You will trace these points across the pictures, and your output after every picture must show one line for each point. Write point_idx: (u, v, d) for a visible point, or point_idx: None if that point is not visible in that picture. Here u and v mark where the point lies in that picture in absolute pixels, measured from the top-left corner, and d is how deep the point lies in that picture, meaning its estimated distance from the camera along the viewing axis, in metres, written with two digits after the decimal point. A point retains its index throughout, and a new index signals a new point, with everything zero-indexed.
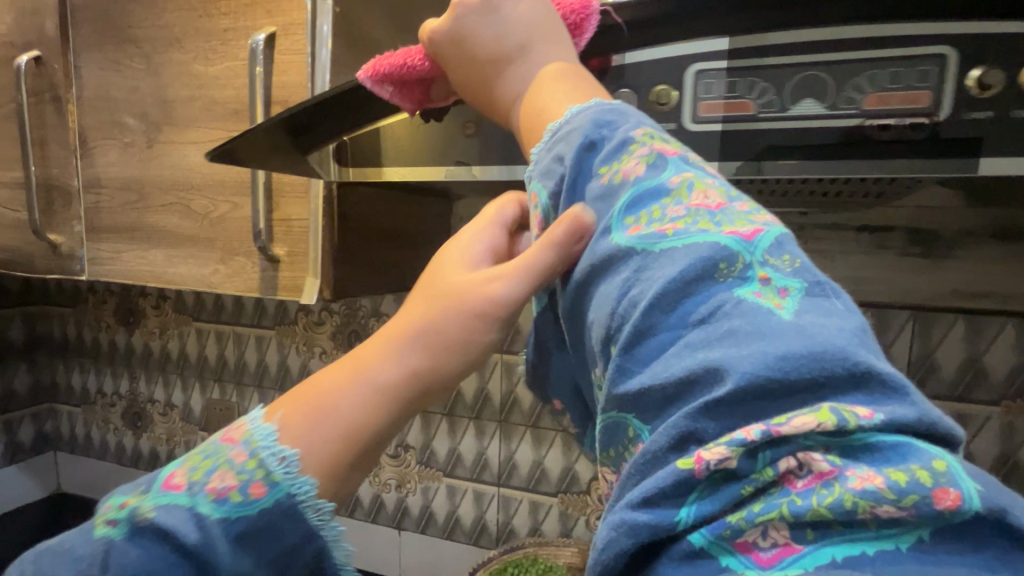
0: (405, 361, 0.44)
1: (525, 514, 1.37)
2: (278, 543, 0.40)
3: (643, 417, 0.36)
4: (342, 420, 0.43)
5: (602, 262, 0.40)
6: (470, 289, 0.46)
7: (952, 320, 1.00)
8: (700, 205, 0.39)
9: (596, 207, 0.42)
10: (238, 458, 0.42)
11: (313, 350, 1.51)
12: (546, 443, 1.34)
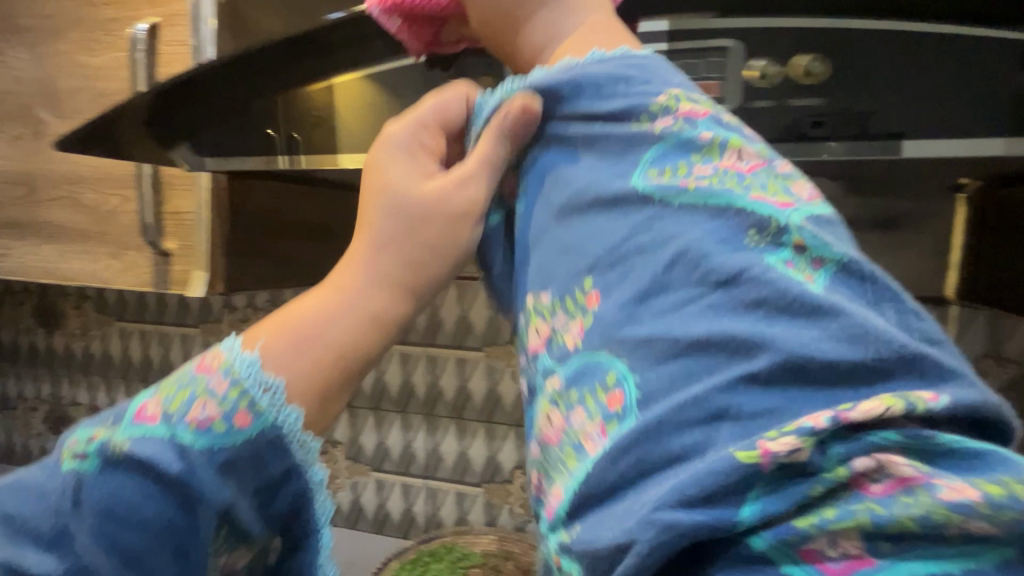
0: (393, 269, 0.35)
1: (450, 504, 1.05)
2: (260, 477, 0.31)
3: (630, 361, 0.30)
4: (329, 339, 0.33)
5: (601, 200, 0.32)
6: (441, 195, 0.36)
7: None
8: (731, 167, 0.31)
9: (602, 145, 0.34)
10: (217, 387, 0.31)
11: None
12: (469, 434, 1.03)
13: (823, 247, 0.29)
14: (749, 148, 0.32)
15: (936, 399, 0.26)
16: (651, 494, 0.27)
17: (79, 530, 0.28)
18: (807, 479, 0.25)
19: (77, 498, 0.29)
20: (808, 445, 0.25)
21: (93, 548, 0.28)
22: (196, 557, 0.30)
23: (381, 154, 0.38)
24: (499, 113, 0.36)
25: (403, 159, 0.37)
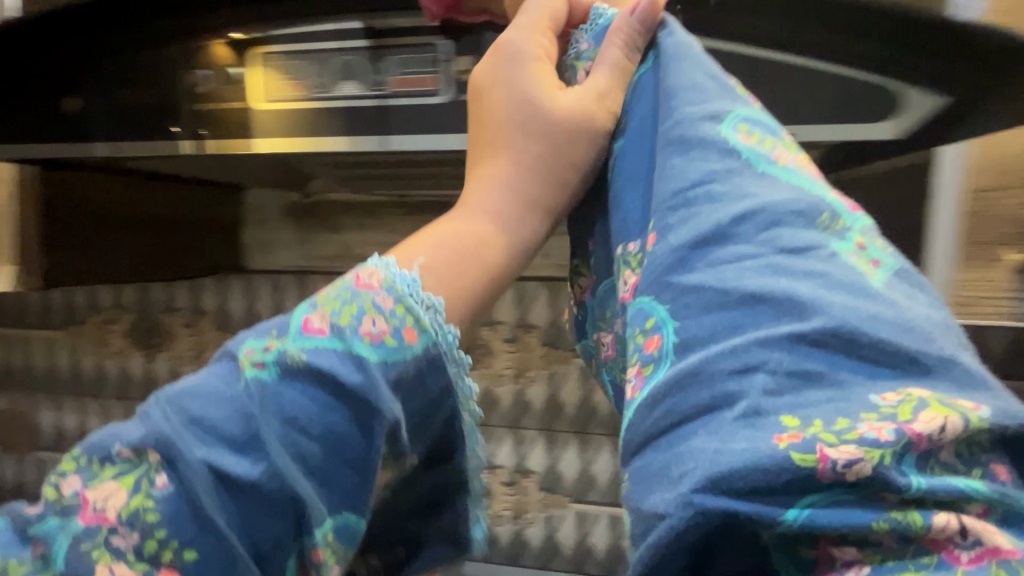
0: (529, 189, 0.35)
1: None
2: (418, 398, 0.30)
3: (671, 307, 0.27)
4: (471, 249, 0.33)
5: (690, 139, 0.31)
6: (580, 113, 0.35)
7: None
8: (804, 165, 0.32)
9: (689, 86, 0.33)
10: (382, 303, 0.29)
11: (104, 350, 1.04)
12: None
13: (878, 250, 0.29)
14: (808, 159, 0.33)
15: (981, 408, 0.23)
16: (692, 458, 0.23)
17: (267, 432, 0.26)
18: (871, 506, 0.21)
19: (264, 402, 0.27)
20: (874, 459, 0.21)
21: (280, 456, 0.26)
22: (372, 481, 0.28)
23: (496, 74, 0.38)
24: (625, 11, 0.36)
25: (522, 82, 0.37)
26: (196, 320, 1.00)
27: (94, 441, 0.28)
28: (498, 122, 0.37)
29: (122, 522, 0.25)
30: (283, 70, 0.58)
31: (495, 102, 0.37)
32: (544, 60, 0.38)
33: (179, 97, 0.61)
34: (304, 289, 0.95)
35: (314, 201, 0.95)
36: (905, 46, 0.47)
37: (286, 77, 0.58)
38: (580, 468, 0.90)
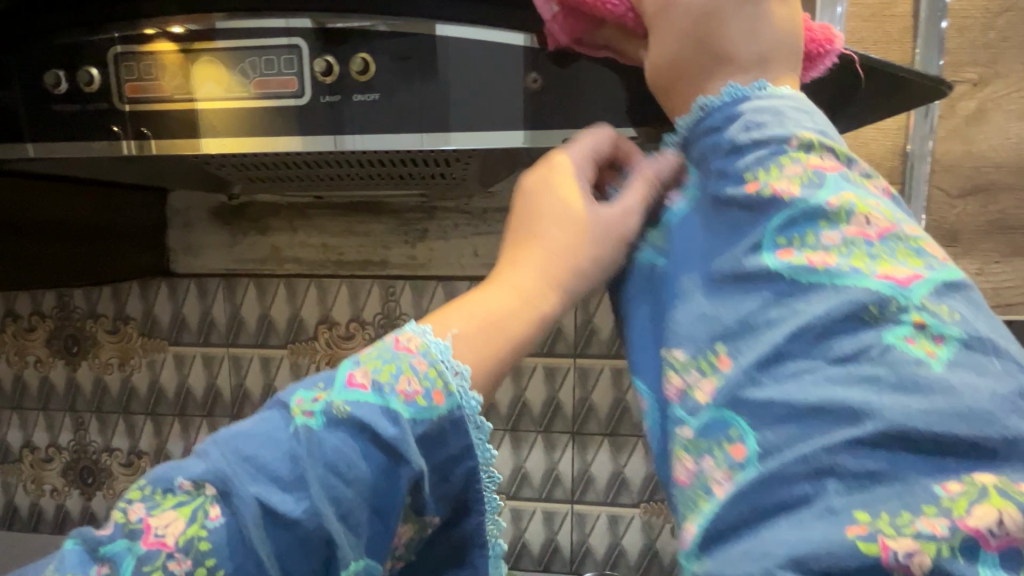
0: (563, 276, 0.38)
1: None
2: (444, 453, 0.33)
3: (750, 419, 0.31)
4: (508, 322, 0.36)
5: (735, 273, 0.33)
6: (614, 221, 0.39)
7: None
8: (858, 242, 0.31)
9: (728, 212, 0.35)
10: (418, 365, 0.33)
11: (23, 360, 1.00)
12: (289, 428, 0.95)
13: (942, 325, 0.29)
14: (869, 216, 0.32)
15: None
16: (773, 542, 0.28)
17: (312, 477, 0.30)
18: None
19: (309, 447, 0.30)
20: (929, 551, 0.26)
21: (319, 498, 0.30)
22: (392, 525, 0.32)
23: (547, 171, 0.41)
24: (652, 163, 0.41)
25: (565, 180, 0.40)
26: (122, 328, 0.96)
27: (156, 472, 0.30)
28: (540, 209, 0.40)
29: (178, 548, 0.28)
30: (129, 72, 0.50)
31: (536, 193, 0.40)
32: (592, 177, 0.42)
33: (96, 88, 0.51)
34: (233, 291, 0.94)
35: (242, 204, 0.93)
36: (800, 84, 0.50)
37: (134, 79, 0.50)
38: (514, 466, 0.91)
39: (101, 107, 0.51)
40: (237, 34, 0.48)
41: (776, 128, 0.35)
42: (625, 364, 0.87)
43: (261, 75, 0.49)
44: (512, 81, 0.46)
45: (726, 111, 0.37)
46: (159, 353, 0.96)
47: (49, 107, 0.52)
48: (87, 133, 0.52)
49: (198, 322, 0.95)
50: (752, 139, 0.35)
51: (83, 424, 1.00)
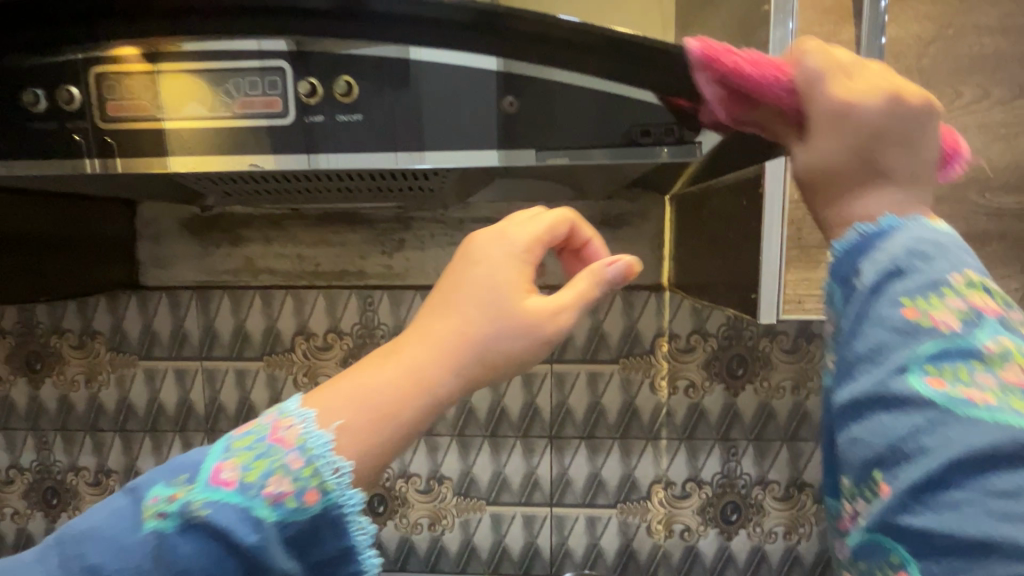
0: (472, 365, 0.35)
1: None
2: (321, 551, 0.31)
3: (911, 546, 0.28)
4: (401, 414, 0.33)
5: (885, 397, 0.30)
6: (543, 315, 0.36)
7: (678, 302, 0.87)
8: (1015, 383, 0.29)
9: (876, 334, 0.31)
10: (293, 464, 0.31)
11: None
12: None
13: None
14: None
15: None
16: None
17: None
18: None
19: (158, 554, 0.29)
20: None
21: None
22: None
23: (489, 241, 0.38)
24: (604, 261, 0.40)
25: (502, 258, 0.37)
26: (88, 342, 0.94)
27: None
28: (465, 281, 0.36)
29: None
30: (110, 91, 0.50)
31: (469, 261, 0.38)
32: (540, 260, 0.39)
33: (75, 106, 0.50)
34: (205, 304, 0.92)
35: (215, 215, 0.92)
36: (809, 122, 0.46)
37: (116, 98, 0.50)
38: (493, 471, 0.93)
39: (82, 125, 0.51)
40: (214, 55, 0.49)
41: (937, 260, 0.32)
42: (600, 368, 0.89)
43: (245, 95, 0.49)
44: (487, 103, 0.48)
45: (879, 233, 0.34)
46: (129, 368, 0.94)
47: (27, 125, 0.51)
48: (69, 150, 0.52)
49: (170, 336, 0.93)
50: (906, 265, 0.32)
51: (47, 442, 0.96)
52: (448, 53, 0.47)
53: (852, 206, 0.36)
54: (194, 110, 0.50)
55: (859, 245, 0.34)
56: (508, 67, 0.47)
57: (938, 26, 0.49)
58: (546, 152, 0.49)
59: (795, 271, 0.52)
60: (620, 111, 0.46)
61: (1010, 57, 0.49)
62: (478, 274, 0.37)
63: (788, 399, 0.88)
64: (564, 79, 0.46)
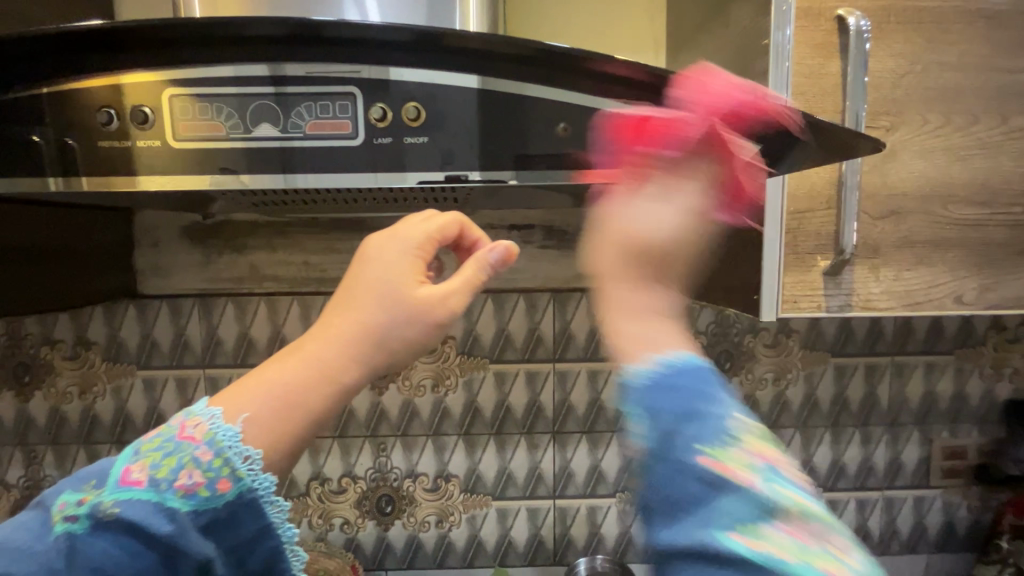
0: (369, 355, 0.42)
1: None
2: (239, 534, 0.37)
3: None
4: (305, 399, 0.39)
5: (714, 556, 0.31)
6: (431, 302, 0.44)
7: None
8: (800, 537, 0.32)
9: (687, 485, 0.33)
10: (202, 456, 0.37)
11: None
12: None
13: None
14: (801, 525, 0.32)
15: None
16: None
17: None
18: None
19: (72, 550, 0.34)
20: None
21: None
22: None
23: (381, 243, 0.46)
24: (487, 250, 0.48)
25: (398, 256, 0.45)
26: (82, 353, 0.92)
27: None
28: (360, 281, 0.43)
29: None
30: (185, 111, 0.47)
31: (364, 262, 0.45)
32: (426, 256, 0.47)
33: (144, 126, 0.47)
34: (208, 311, 0.92)
35: (218, 222, 0.92)
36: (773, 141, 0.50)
37: (192, 119, 0.48)
38: (499, 467, 0.96)
39: (160, 146, 0.48)
40: (191, 82, 0.47)
41: (706, 415, 0.34)
42: (599, 365, 0.95)
43: (314, 118, 0.48)
44: (542, 129, 0.49)
45: (671, 369, 0.36)
46: (126, 378, 0.92)
47: (98, 146, 0.48)
48: (155, 171, 0.49)
49: (171, 344, 0.92)
50: (704, 413, 0.34)
51: (36, 457, 0.93)
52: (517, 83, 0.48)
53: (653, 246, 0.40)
54: (255, 132, 0.48)
55: (654, 387, 0.35)
56: (488, 85, 0.48)
57: (909, 62, 0.57)
58: (521, 164, 0.50)
59: (791, 274, 0.59)
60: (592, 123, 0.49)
61: (966, 89, 0.58)
62: (373, 276, 0.43)
63: (770, 391, 0.96)
64: (621, 110, 0.48)
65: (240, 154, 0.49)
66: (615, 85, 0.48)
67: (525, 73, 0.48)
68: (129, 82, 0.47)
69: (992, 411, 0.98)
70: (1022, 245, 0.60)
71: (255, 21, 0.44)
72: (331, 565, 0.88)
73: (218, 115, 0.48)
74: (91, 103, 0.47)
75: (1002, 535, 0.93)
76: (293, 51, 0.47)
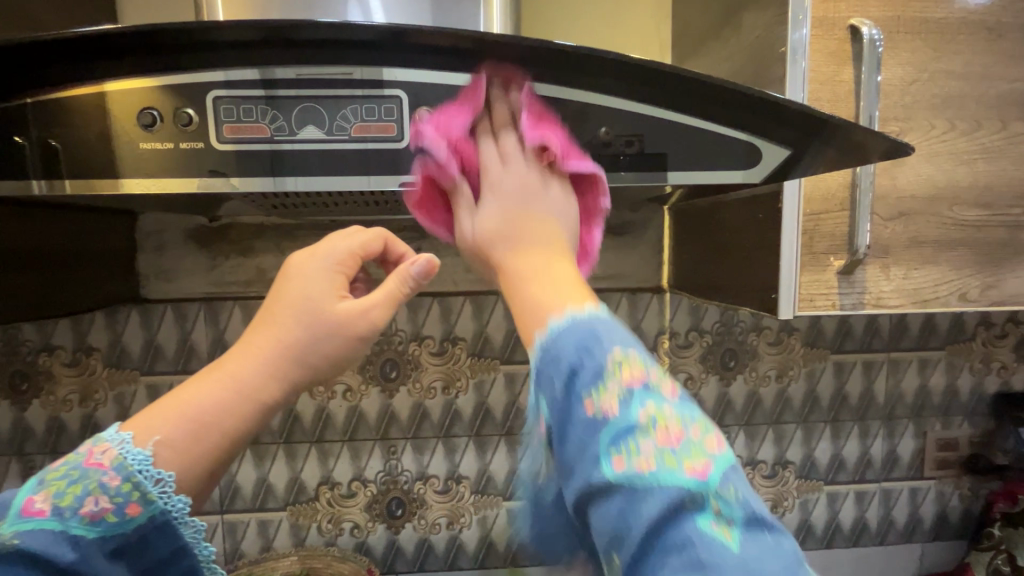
0: (290, 373, 0.43)
1: (285, 530, 0.95)
2: (151, 554, 0.38)
3: None
4: (218, 422, 0.40)
5: (593, 488, 0.34)
6: (351, 316, 0.44)
7: (678, 302, 0.95)
8: (668, 446, 0.34)
9: (572, 433, 0.36)
10: (109, 482, 0.37)
11: None
12: (290, 456, 0.94)
13: (734, 510, 0.33)
14: (669, 433, 0.35)
15: None
16: None
17: None
18: None
19: None
20: None
21: None
22: None
23: (304, 262, 0.46)
24: (409, 263, 0.47)
25: (318, 272, 0.45)
26: (82, 359, 0.89)
27: None
28: (286, 299, 0.44)
29: None
30: (228, 113, 0.46)
31: (286, 282, 0.45)
32: (348, 272, 0.47)
33: (185, 127, 0.46)
34: (215, 316, 0.91)
35: (224, 225, 0.91)
36: (783, 135, 0.50)
37: (236, 121, 0.46)
38: (509, 468, 0.97)
39: (202, 148, 0.47)
40: (208, 83, 0.45)
41: (587, 359, 0.37)
42: None
43: (361, 120, 0.47)
44: (578, 134, 0.48)
45: (551, 332, 0.39)
46: (129, 385, 0.90)
47: (140, 147, 0.46)
48: (195, 174, 0.48)
49: (176, 350, 0.91)
50: (578, 364, 0.37)
51: (33, 468, 0.91)
52: (551, 87, 0.47)
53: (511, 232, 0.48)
54: (301, 134, 0.47)
55: (544, 354, 0.39)
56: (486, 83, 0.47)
57: (916, 70, 0.60)
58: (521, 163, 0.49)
59: (807, 273, 0.61)
60: (598, 121, 0.48)
61: (969, 97, 0.61)
62: (292, 294, 0.44)
63: (774, 387, 0.98)
64: (659, 115, 0.48)
65: (284, 158, 0.48)
66: (619, 81, 0.47)
67: (525, 70, 0.46)
68: (115, 88, 0.44)
69: (982, 404, 1.02)
70: (1020, 244, 0.64)
71: (226, 25, 0.41)
72: (345, 569, 0.87)
73: (257, 118, 0.46)
74: (123, 105, 0.45)
75: (994, 522, 0.97)
76: (277, 52, 0.44)
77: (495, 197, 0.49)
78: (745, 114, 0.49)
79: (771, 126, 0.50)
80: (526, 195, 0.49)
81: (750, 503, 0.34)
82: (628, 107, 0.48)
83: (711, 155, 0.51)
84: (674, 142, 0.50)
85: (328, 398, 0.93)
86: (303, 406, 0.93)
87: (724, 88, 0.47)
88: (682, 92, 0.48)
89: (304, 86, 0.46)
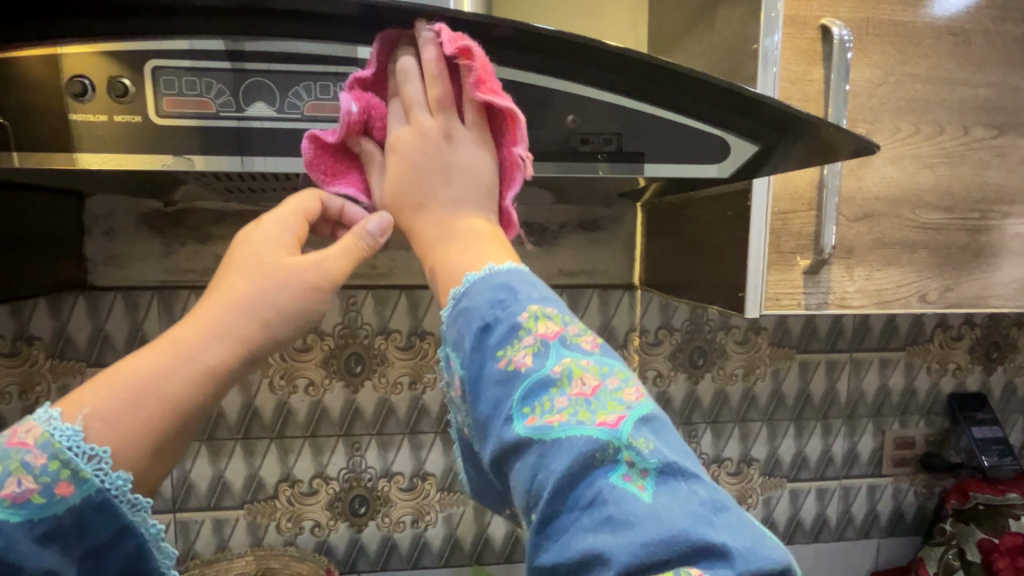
0: (238, 328, 0.38)
1: (240, 528, 0.91)
2: (92, 539, 0.33)
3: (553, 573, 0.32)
4: (165, 393, 0.35)
5: (507, 449, 0.34)
6: (302, 266, 0.41)
7: (648, 299, 0.95)
8: (580, 396, 0.34)
9: (488, 390, 0.35)
10: (34, 461, 0.32)
11: None
12: (246, 452, 0.90)
13: (647, 457, 0.32)
14: (582, 379, 0.34)
15: None
16: None
17: None
18: None
19: None
20: None
21: None
22: None
23: (251, 230, 0.43)
24: (362, 222, 0.45)
25: (264, 234, 0.42)
26: (23, 348, 0.84)
27: None
28: (233, 262, 0.41)
29: None
30: (169, 85, 0.43)
31: (234, 251, 0.42)
32: (297, 231, 0.43)
33: (129, 99, 0.43)
34: (169, 305, 0.86)
35: (180, 210, 0.87)
36: (764, 129, 0.49)
37: (177, 94, 0.43)
38: None
39: (140, 122, 0.44)
40: (149, 53, 0.42)
41: (505, 311, 0.37)
42: None
43: (316, 99, 0.45)
44: (554, 121, 0.47)
45: (465, 292, 0.39)
46: (74, 376, 0.85)
47: (74, 121, 0.43)
48: (135, 149, 0.44)
49: (126, 340, 0.86)
50: (492, 319, 0.37)
51: None
52: (524, 72, 0.45)
53: (424, 207, 0.45)
54: (248, 112, 0.44)
55: (457, 311, 0.39)
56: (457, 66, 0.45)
57: (884, 73, 0.60)
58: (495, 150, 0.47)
59: (773, 272, 0.61)
60: (570, 109, 0.47)
61: (933, 101, 0.62)
62: (244, 255, 0.41)
63: (741, 384, 0.99)
64: (631, 105, 0.47)
65: (234, 135, 0.45)
66: (594, 68, 0.45)
67: (495, 54, 0.44)
68: (71, 53, 0.41)
69: (938, 403, 1.06)
70: (977, 248, 0.65)
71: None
72: (303, 569, 0.84)
73: (202, 91, 0.43)
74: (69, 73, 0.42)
75: (946, 518, 1.00)
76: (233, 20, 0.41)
77: (396, 155, 0.45)
78: (722, 107, 0.48)
79: (747, 120, 0.49)
80: (438, 149, 0.45)
81: (666, 445, 0.33)
82: (600, 96, 0.47)
83: (683, 148, 0.50)
84: (653, 136, 0.49)
85: (290, 392, 0.90)
86: (263, 400, 0.89)
87: (702, 84, 0.46)
88: (657, 84, 0.46)
89: (261, 59, 0.43)
